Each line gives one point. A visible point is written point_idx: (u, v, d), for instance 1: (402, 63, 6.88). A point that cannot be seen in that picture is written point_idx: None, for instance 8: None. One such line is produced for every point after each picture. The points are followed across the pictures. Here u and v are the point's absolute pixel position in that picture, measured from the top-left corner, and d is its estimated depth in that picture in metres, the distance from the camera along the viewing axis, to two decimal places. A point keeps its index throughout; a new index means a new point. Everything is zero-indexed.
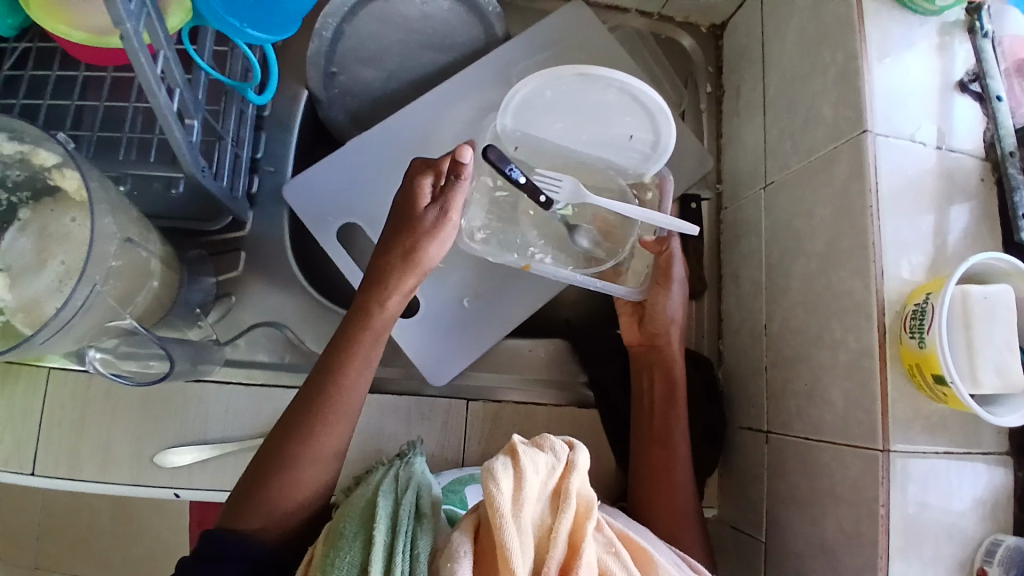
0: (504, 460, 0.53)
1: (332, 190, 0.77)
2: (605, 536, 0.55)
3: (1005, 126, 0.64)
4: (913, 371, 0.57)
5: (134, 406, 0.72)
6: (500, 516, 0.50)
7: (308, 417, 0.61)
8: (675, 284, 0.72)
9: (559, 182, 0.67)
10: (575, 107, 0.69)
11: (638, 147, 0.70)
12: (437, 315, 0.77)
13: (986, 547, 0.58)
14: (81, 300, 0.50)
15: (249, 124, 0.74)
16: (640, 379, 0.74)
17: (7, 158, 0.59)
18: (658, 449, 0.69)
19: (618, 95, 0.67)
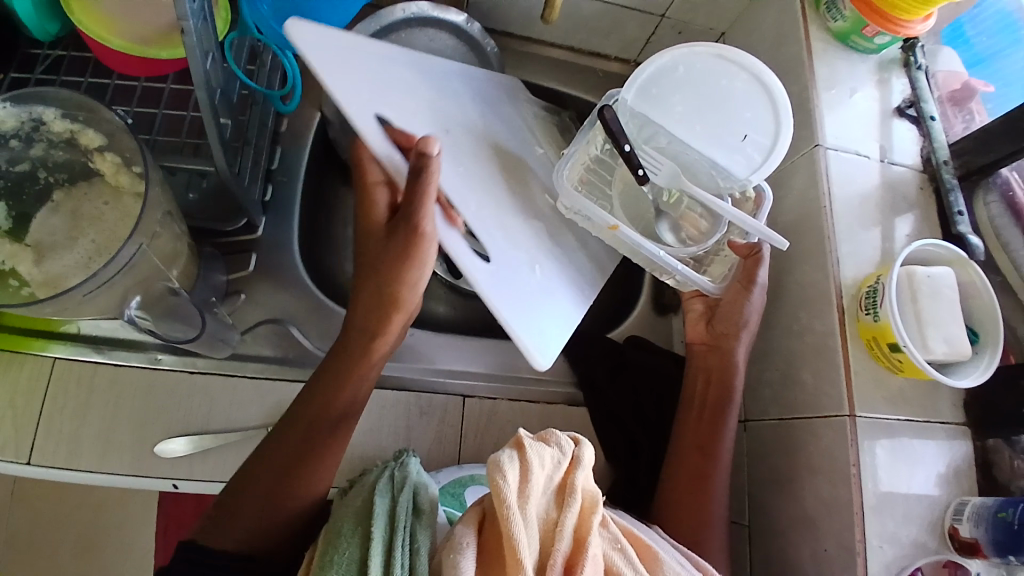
0: (508, 451, 0.50)
1: (364, 79, 0.59)
2: (610, 532, 0.52)
3: (939, 143, 0.73)
4: (871, 345, 0.64)
5: (139, 398, 0.74)
6: (506, 507, 0.46)
7: (290, 452, 0.59)
8: (756, 289, 0.70)
9: (661, 163, 0.68)
10: (697, 92, 0.69)
11: (750, 150, 0.67)
12: (514, 271, 0.63)
13: (954, 508, 0.62)
14: (127, 256, 0.56)
15: (267, 137, 0.81)
16: (697, 377, 0.74)
17: (55, 136, 0.63)
18: (697, 455, 0.70)
19: (746, 84, 0.69)
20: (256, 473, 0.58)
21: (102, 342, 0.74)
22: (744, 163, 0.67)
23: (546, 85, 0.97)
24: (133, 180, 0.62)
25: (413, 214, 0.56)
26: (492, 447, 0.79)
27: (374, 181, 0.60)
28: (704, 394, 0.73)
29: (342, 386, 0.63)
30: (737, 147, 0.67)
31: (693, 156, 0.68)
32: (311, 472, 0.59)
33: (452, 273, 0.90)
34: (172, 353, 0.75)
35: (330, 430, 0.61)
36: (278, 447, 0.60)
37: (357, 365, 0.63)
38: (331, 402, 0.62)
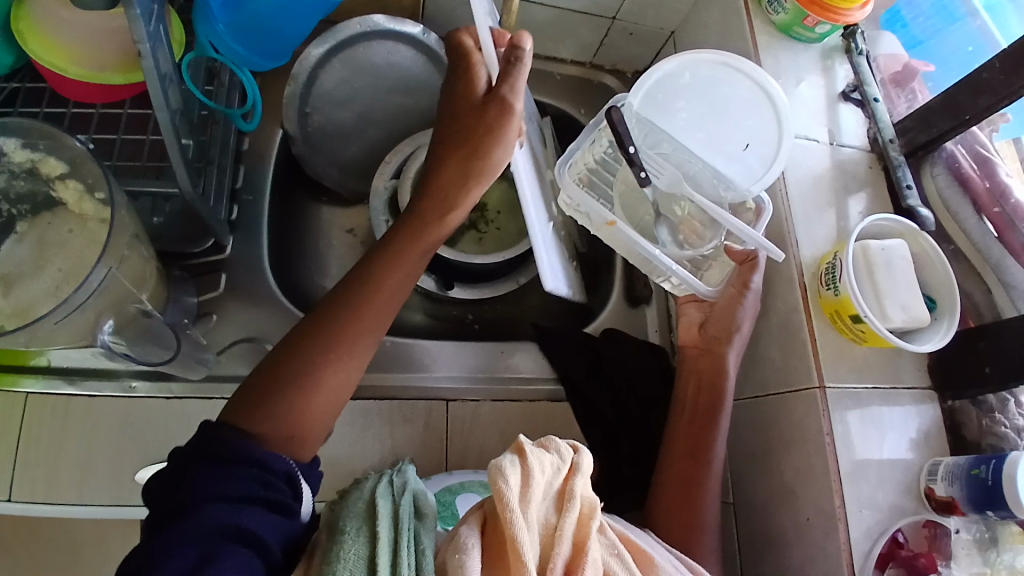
0: (509, 456, 0.49)
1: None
2: (608, 538, 0.51)
3: (884, 123, 0.76)
4: (834, 318, 0.67)
5: (115, 427, 0.73)
6: (509, 511, 0.45)
7: (329, 335, 0.58)
8: (750, 295, 0.69)
9: (663, 169, 0.72)
10: (702, 97, 0.73)
11: (749, 159, 0.71)
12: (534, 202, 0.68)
13: (928, 469, 0.65)
14: (98, 279, 0.56)
15: (231, 156, 0.81)
16: (688, 380, 0.73)
17: (16, 167, 0.63)
18: (688, 462, 0.69)
19: (749, 91, 0.72)
20: (289, 359, 0.57)
21: (74, 373, 0.74)
22: (744, 171, 0.70)
23: None
24: (97, 206, 0.61)
25: (504, 90, 0.61)
26: (477, 448, 0.80)
27: (475, 59, 0.64)
28: (693, 397, 0.71)
29: (389, 274, 0.62)
30: (740, 156, 0.71)
31: (698, 165, 0.71)
32: (346, 363, 0.58)
33: (441, 285, 0.91)
34: (146, 380, 0.75)
35: (371, 324, 0.60)
36: (313, 333, 0.58)
37: (403, 256, 0.63)
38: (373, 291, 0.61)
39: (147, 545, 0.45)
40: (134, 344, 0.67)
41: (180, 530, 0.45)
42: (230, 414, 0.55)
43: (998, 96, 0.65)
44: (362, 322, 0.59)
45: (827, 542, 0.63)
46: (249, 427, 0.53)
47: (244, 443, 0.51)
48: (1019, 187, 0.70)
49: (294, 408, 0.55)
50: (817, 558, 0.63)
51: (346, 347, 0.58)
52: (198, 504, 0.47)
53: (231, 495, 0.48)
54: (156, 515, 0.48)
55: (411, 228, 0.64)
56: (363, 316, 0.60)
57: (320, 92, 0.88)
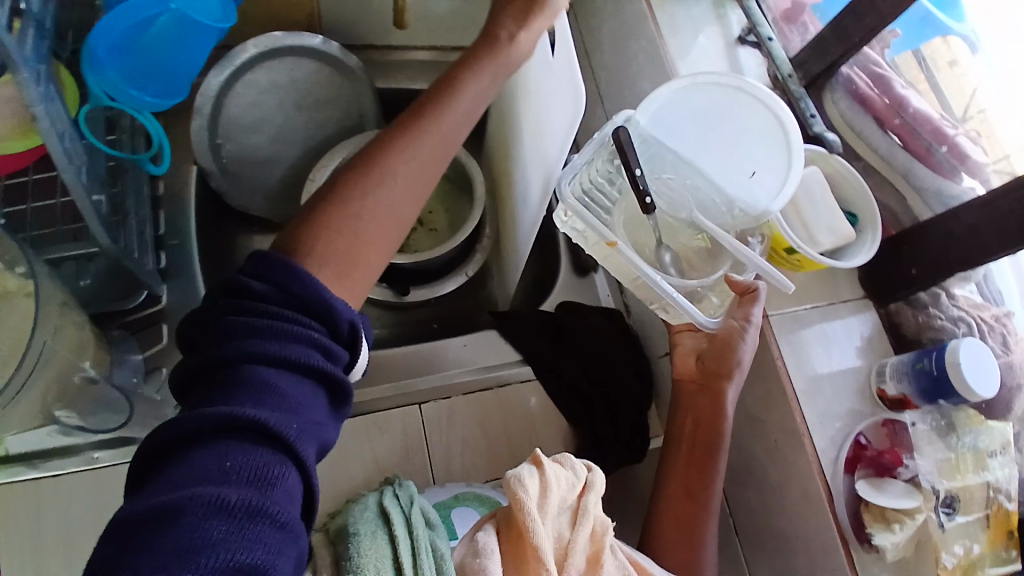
0: (528, 466, 0.52)
1: None
2: (619, 559, 0.54)
3: (780, 60, 0.80)
4: (771, 254, 0.71)
5: (87, 499, 0.70)
6: (528, 520, 0.48)
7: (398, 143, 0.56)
8: (752, 330, 0.66)
9: (669, 194, 0.70)
10: (713, 123, 0.70)
11: (754, 186, 0.67)
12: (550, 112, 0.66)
13: (877, 372, 0.69)
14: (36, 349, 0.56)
15: (147, 204, 0.79)
16: (685, 418, 0.72)
17: None
18: (689, 492, 0.69)
19: (765, 121, 0.70)
20: (346, 175, 0.54)
21: (33, 456, 0.70)
22: (748, 198, 0.66)
23: (415, 88, 0.97)
24: (20, 281, 0.58)
25: None
26: (458, 442, 0.81)
27: None
28: (688, 434, 0.71)
29: (452, 96, 0.59)
30: (745, 184, 0.67)
31: (704, 189, 0.68)
32: (402, 178, 0.55)
33: (397, 292, 0.90)
34: (109, 449, 0.72)
35: (430, 163, 0.57)
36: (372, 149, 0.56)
37: (469, 77, 0.60)
38: (436, 120, 0.58)
39: (209, 401, 0.42)
40: (89, 411, 0.69)
41: (242, 395, 0.42)
42: (284, 238, 0.51)
43: (883, 16, 0.69)
44: (433, 127, 0.57)
45: (798, 458, 0.67)
46: (303, 254, 0.49)
47: (314, 280, 0.48)
48: (917, 97, 0.75)
49: (348, 235, 0.51)
50: (792, 472, 0.68)
51: (402, 163, 0.55)
52: (258, 369, 0.43)
53: (289, 357, 0.44)
54: (198, 362, 0.44)
55: (482, 48, 0.61)
56: (434, 123, 0.57)
57: (228, 119, 0.87)
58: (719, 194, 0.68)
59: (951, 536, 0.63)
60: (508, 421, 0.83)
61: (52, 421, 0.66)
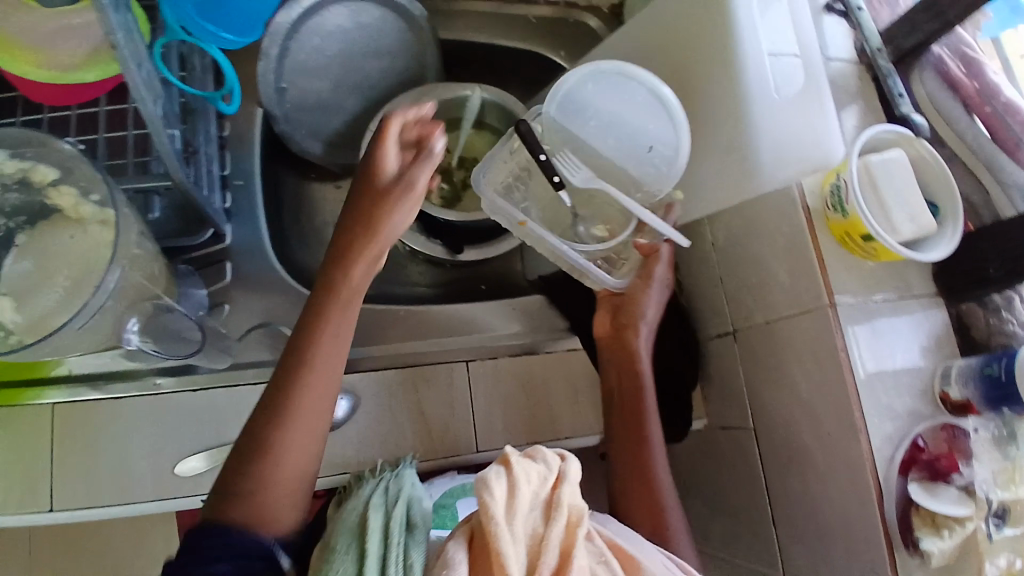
0: (495, 467, 0.51)
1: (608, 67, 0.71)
2: (595, 546, 0.53)
3: (871, 31, 0.74)
4: (844, 240, 0.67)
5: (148, 421, 0.73)
6: (493, 524, 0.47)
7: (280, 405, 0.60)
8: (654, 284, 0.77)
9: (577, 168, 0.74)
10: (609, 107, 0.72)
11: (654, 161, 0.72)
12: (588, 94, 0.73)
13: (941, 374, 0.67)
14: (112, 280, 0.57)
15: (215, 144, 0.81)
16: (611, 371, 0.79)
17: (7, 179, 0.62)
18: (631, 416, 0.76)
19: (648, 97, 0.70)
20: (254, 430, 0.60)
21: (97, 378, 0.74)
22: (653, 173, 0.73)
23: (479, 42, 0.99)
24: (94, 209, 0.61)
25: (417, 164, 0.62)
26: (501, 402, 0.81)
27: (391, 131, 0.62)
28: (618, 386, 0.78)
29: (330, 313, 0.63)
30: (645, 158, 0.73)
31: (610, 165, 0.75)
32: (307, 412, 0.61)
33: (451, 249, 0.90)
34: (171, 376, 0.75)
35: (319, 387, 0.62)
36: (267, 406, 0.61)
37: (339, 287, 0.63)
38: (340, 305, 0.63)
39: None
40: (160, 340, 0.67)
41: None
42: (210, 503, 0.58)
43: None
44: (316, 367, 0.61)
45: (848, 449, 0.65)
46: (222, 514, 0.56)
47: (242, 532, 0.55)
48: (1008, 84, 0.71)
49: (258, 494, 0.57)
50: (841, 465, 0.66)
51: (301, 409, 0.60)
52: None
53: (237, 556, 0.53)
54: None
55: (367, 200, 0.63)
56: (319, 365, 0.61)
57: (293, 63, 0.87)
58: (630, 171, 0.75)
59: (998, 547, 0.61)
60: (552, 387, 0.83)
61: (123, 343, 0.64)
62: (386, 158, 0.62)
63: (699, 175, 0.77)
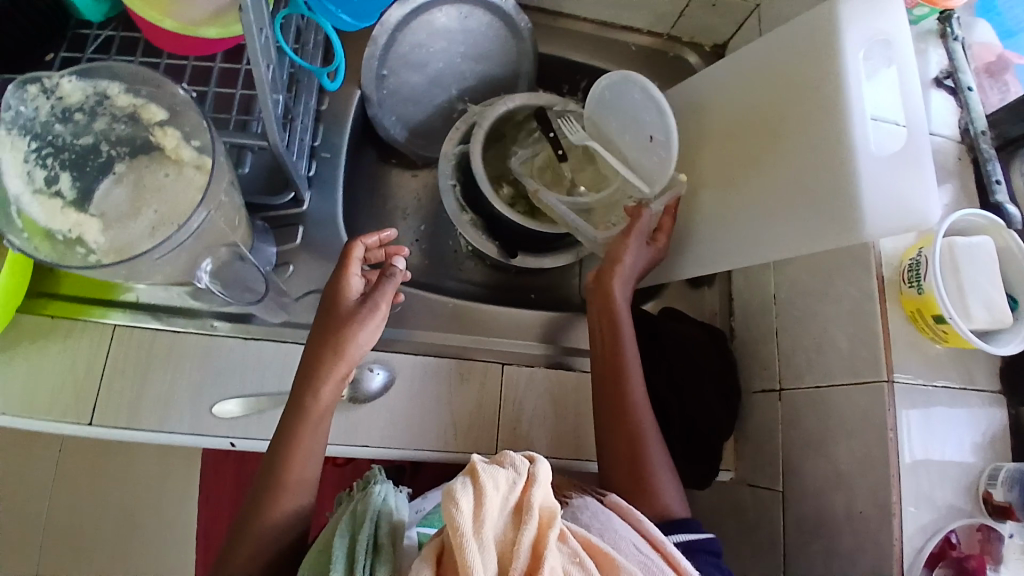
0: (461, 479, 0.51)
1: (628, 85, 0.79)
2: (570, 546, 0.52)
3: (977, 113, 0.74)
4: (914, 316, 0.65)
5: (197, 359, 0.77)
6: (461, 537, 0.47)
7: (259, 498, 0.64)
8: (633, 236, 0.79)
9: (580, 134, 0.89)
10: (621, 108, 0.81)
11: (658, 150, 0.78)
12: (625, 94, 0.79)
13: (988, 473, 0.64)
14: (199, 221, 0.59)
15: (311, 115, 0.83)
16: (600, 318, 0.79)
17: (118, 111, 0.66)
18: (619, 425, 0.74)
19: (641, 95, 0.77)
20: (237, 524, 0.64)
21: (160, 310, 0.78)
22: (657, 162, 0.79)
23: (578, 61, 1.00)
24: (193, 154, 0.65)
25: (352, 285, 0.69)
26: (531, 412, 0.82)
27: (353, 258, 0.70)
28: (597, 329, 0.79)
29: (301, 424, 0.66)
30: (651, 147, 0.79)
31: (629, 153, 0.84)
32: (286, 499, 0.64)
33: (505, 253, 0.90)
34: (227, 321, 0.79)
35: (289, 482, 0.64)
36: (254, 500, 0.64)
37: (309, 401, 0.66)
38: (307, 418, 0.66)
39: None
40: (229, 284, 0.70)
41: None
42: None
43: None
44: (291, 462, 0.65)
45: (880, 534, 0.62)
46: None
47: None
48: None
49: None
50: (869, 548, 0.64)
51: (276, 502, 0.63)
52: None
53: None
54: None
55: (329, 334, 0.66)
56: (292, 459, 0.65)
57: (396, 54, 0.90)
58: (642, 160, 0.82)
59: None
60: (583, 407, 0.83)
61: (196, 281, 0.66)
62: (352, 283, 0.69)
63: (769, 225, 0.76)
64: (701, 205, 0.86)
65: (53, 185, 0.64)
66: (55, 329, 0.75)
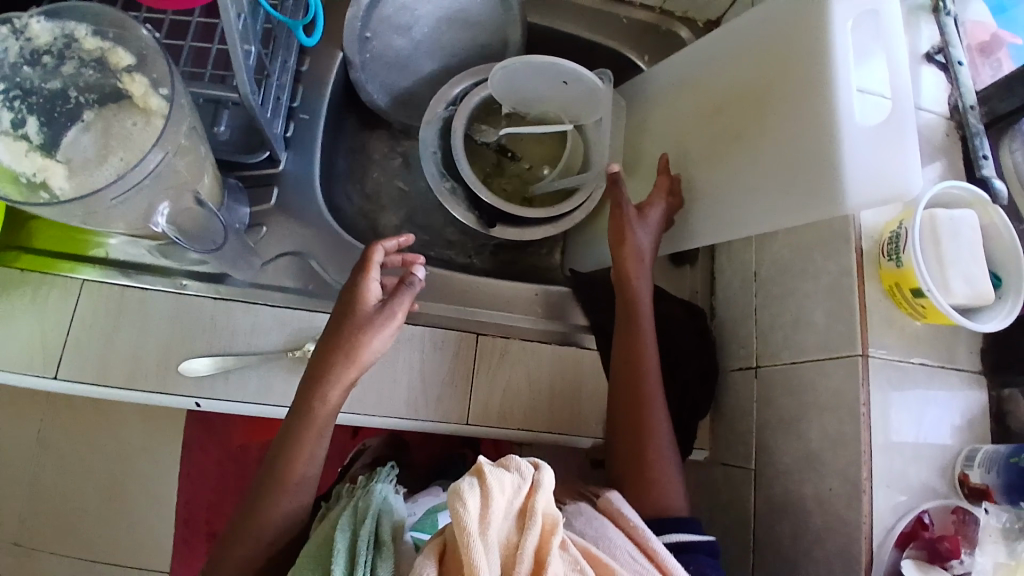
0: (469, 478, 0.50)
1: (518, 72, 0.87)
2: (570, 554, 0.50)
3: (967, 88, 0.72)
4: (892, 290, 0.63)
5: (164, 316, 0.76)
6: (467, 537, 0.46)
7: (260, 499, 0.63)
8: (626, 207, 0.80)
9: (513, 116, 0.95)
10: (521, 89, 0.90)
11: (573, 87, 0.88)
12: (517, 81, 0.89)
13: (965, 454, 0.62)
14: (155, 163, 0.58)
15: (290, 73, 0.82)
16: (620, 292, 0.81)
17: (86, 55, 0.66)
18: (631, 425, 0.74)
19: (530, 66, 0.86)
20: (237, 521, 0.63)
21: (129, 267, 0.77)
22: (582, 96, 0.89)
23: (567, 32, 0.98)
24: (161, 103, 0.64)
25: (365, 290, 0.66)
26: (502, 382, 0.80)
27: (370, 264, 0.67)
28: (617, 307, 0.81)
29: (306, 429, 0.64)
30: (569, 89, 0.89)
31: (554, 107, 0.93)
32: (291, 493, 0.64)
33: (484, 223, 0.89)
34: (197, 281, 0.78)
35: (290, 480, 0.64)
36: (255, 499, 0.63)
37: (314, 407, 0.64)
38: (310, 422, 0.64)
39: None
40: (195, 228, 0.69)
41: None
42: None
43: None
44: (292, 466, 0.63)
45: (848, 512, 0.61)
46: None
47: None
48: None
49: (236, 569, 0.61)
50: (837, 527, 0.62)
51: (279, 501, 0.63)
52: None
53: None
54: None
55: (340, 341, 0.64)
56: (295, 463, 0.64)
57: (380, 15, 0.87)
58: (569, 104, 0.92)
59: None
60: (556, 380, 0.82)
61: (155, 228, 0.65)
62: (368, 289, 0.67)
63: (753, 198, 0.74)
64: (685, 179, 0.84)
65: (20, 129, 0.63)
66: (22, 280, 0.74)
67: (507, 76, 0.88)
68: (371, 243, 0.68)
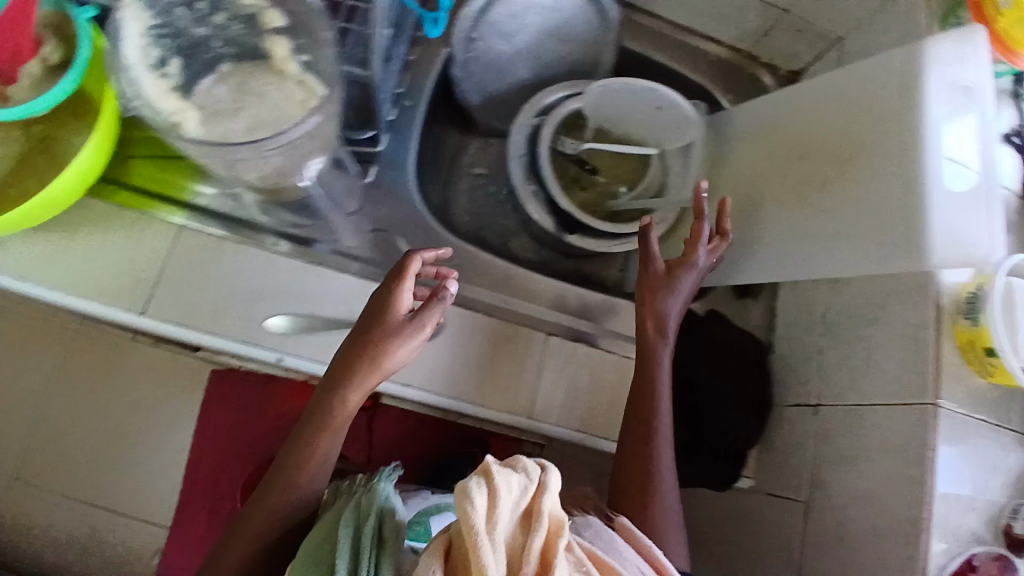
0: (477, 474, 0.49)
1: (613, 94, 0.91)
2: (575, 555, 0.52)
3: None
4: (965, 347, 0.68)
5: (256, 272, 0.77)
6: (475, 535, 0.46)
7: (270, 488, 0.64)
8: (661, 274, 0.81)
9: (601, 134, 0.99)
10: (614, 110, 0.95)
11: (666, 113, 0.92)
12: (611, 102, 0.93)
13: (1014, 509, 0.67)
14: (308, 127, 0.60)
15: (400, 60, 0.84)
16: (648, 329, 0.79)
17: (237, 10, 0.66)
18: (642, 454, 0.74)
19: (626, 89, 0.90)
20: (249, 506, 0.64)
21: (226, 220, 0.79)
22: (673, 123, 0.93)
23: (657, 61, 1.03)
24: (298, 69, 0.67)
25: (396, 299, 0.65)
26: (568, 385, 0.83)
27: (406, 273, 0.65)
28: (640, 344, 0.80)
29: (324, 427, 0.65)
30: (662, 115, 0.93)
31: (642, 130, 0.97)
32: (303, 486, 0.64)
33: (561, 229, 0.93)
34: (290, 242, 0.80)
35: (303, 470, 0.64)
36: (265, 487, 0.64)
37: (332, 407, 0.65)
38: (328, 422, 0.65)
39: None
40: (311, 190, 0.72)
41: None
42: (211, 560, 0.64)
43: None
44: (308, 461, 0.64)
45: (906, 549, 0.64)
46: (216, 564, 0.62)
47: None
48: None
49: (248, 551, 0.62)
50: (891, 562, 0.65)
51: (290, 492, 0.64)
52: None
53: None
54: None
55: (366, 347, 0.64)
56: (310, 459, 0.64)
57: (491, 19, 0.89)
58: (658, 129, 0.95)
59: None
60: (618, 390, 0.84)
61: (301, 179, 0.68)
62: (400, 298, 0.66)
63: (835, 244, 0.78)
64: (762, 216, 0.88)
65: (163, 66, 0.64)
66: (120, 216, 0.76)
67: (601, 95, 0.92)
68: (409, 251, 0.66)
